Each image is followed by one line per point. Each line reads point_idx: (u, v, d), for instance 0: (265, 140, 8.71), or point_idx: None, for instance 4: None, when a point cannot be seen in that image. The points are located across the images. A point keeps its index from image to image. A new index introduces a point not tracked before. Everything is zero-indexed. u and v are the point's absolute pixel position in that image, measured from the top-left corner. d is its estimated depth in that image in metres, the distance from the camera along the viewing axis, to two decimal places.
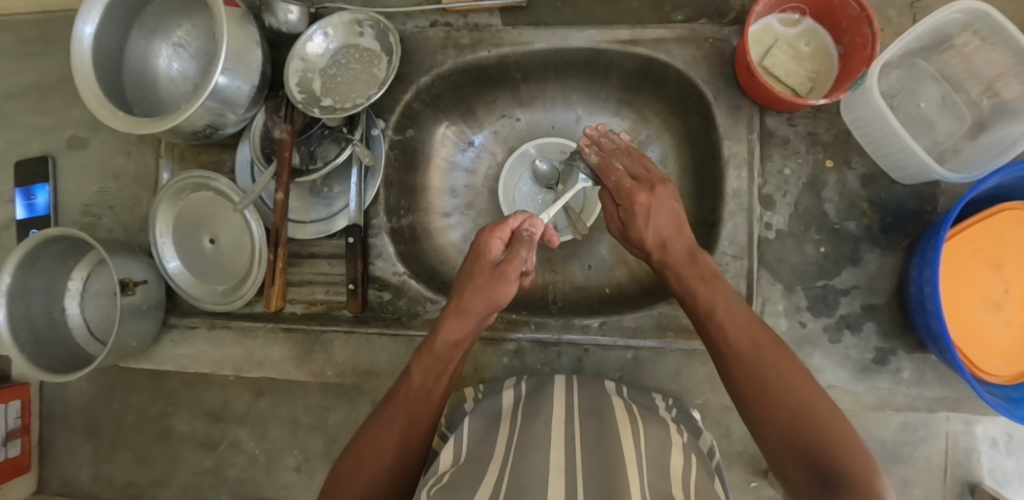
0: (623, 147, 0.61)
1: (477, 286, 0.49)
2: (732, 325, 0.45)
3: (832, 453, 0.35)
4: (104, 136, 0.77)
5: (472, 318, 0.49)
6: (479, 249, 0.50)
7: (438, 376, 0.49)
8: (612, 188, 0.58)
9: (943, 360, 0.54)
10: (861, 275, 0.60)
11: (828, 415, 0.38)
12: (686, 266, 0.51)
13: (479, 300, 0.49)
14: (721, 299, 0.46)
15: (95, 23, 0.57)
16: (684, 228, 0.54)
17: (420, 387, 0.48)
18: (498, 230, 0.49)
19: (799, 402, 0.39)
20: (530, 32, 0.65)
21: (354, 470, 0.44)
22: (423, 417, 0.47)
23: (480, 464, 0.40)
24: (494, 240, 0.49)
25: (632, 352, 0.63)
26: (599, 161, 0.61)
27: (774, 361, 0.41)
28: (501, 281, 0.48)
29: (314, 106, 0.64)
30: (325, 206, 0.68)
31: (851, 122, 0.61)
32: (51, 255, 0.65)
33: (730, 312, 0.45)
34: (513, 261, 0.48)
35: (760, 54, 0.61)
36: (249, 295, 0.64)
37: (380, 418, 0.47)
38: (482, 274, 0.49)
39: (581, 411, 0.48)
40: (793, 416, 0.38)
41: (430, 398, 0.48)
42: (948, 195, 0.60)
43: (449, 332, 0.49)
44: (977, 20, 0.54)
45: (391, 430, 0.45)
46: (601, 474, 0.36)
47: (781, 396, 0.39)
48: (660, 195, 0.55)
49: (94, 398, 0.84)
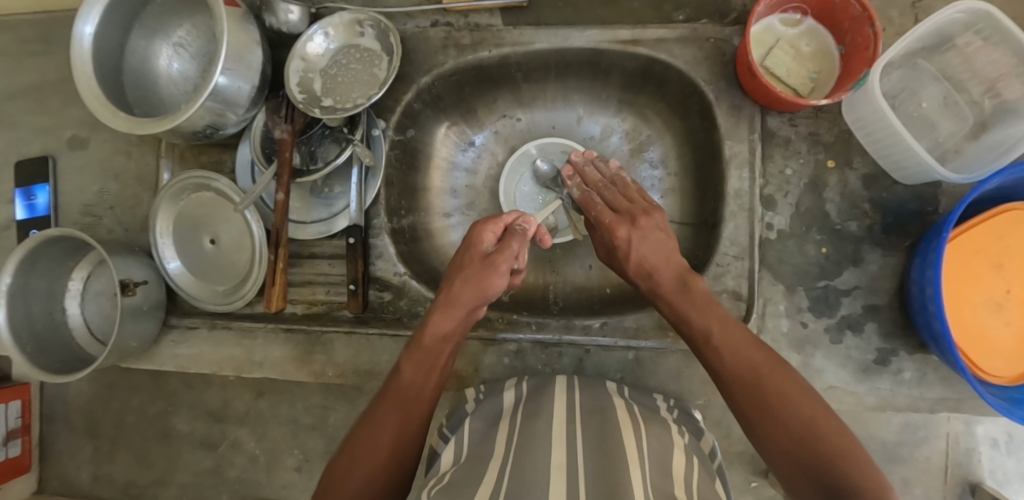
0: (608, 178, 0.63)
1: (467, 277, 0.50)
2: (730, 348, 0.44)
3: (840, 473, 0.34)
4: (104, 136, 0.77)
5: (460, 310, 0.49)
6: (470, 242, 0.52)
7: (428, 370, 0.49)
8: (593, 221, 0.60)
9: (945, 361, 0.54)
10: (862, 276, 0.60)
11: (829, 431, 0.37)
12: (679, 296, 0.49)
13: (470, 291, 0.49)
14: (715, 323, 0.46)
15: (95, 22, 0.57)
16: (673, 256, 0.53)
17: (411, 382, 0.48)
18: (491, 224, 0.52)
19: (803, 423, 0.38)
20: (531, 32, 0.65)
21: (348, 465, 0.43)
22: (417, 412, 0.47)
23: (481, 464, 0.40)
24: (486, 232, 0.52)
25: (634, 353, 0.63)
26: (581, 193, 0.63)
27: (774, 383, 0.41)
28: (491, 271, 0.49)
29: (314, 106, 0.64)
30: (325, 207, 0.68)
31: (853, 122, 0.60)
32: (52, 256, 0.65)
33: (726, 336, 0.44)
34: (504, 252, 0.50)
35: (761, 54, 0.61)
36: (249, 296, 0.64)
37: (375, 414, 0.46)
38: (472, 265, 0.50)
39: (582, 410, 0.48)
40: (798, 440, 0.37)
41: (422, 392, 0.47)
42: (950, 195, 0.60)
43: (438, 324, 0.49)
44: (979, 20, 0.54)
45: (387, 425, 0.45)
46: (603, 473, 0.36)
47: (782, 419, 0.39)
48: (640, 227, 0.55)
49: (95, 397, 0.84)
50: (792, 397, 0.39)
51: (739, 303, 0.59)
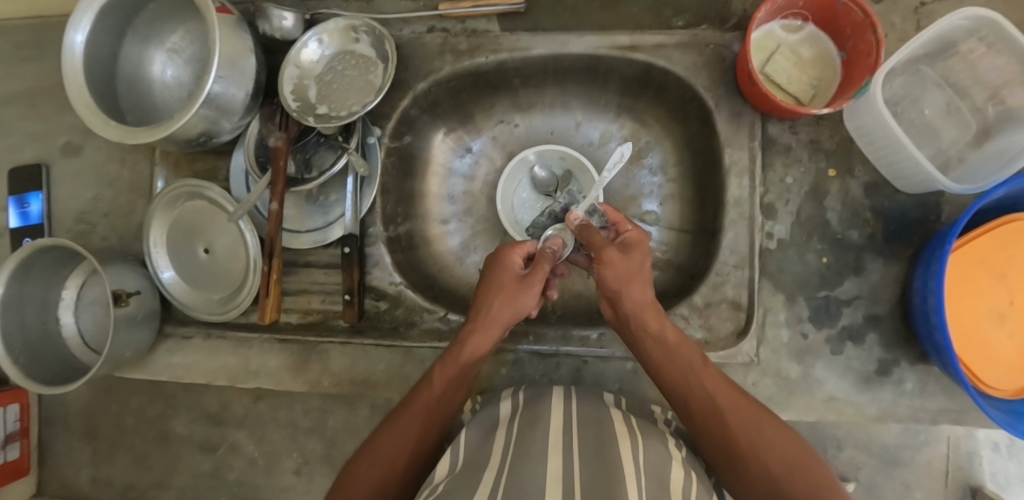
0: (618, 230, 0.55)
1: (504, 297, 0.51)
2: (713, 384, 0.44)
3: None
4: (98, 142, 0.76)
5: (495, 330, 0.50)
6: (502, 263, 0.53)
7: (457, 386, 0.48)
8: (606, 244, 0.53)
9: (947, 372, 0.53)
10: (863, 285, 0.59)
11: (804, 472, 0.38)
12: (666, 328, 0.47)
13: (507, 311, 0.50)
14: (698, 366, 0.45)
15: (86, 31, 0.56)
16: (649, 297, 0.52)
17: (439, 395, 0.47)
18: (520, 248, 0.54)
19: (782, 462, 0.39)
20: (528, 38, 0.64)
21: (363, 472, 0.43)
22: (439, 423, 0.46)
23: (477, 473, 0.39)
24: (514, 256, 0.54)
25: (632, 363, 0.62)
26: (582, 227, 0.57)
27: (751, 420, 0.41)
28: (526, 291, 0.51)
29: (309, 114, 0.63)
30: (321, 215, 0.67)
31: (855, 130, 0.60)
32: (45, 264, 0.64)
33: (708, 375, 0.44)
34: (537, 271, 0.52)
35: (761, 60, 0.61)
36: (244, 305, 0.64)
37: (396, 423, 0.46)
38: (508, 285, 0.51)
39: (579, 421, 0.47)
40: (774, 480, 0.38)
41: (449, 403, 0.47)
42: (953, 204, 0.60)
43: (476, 343, 0.49)
44: (983, 27, 0.53)
45: (409, 434, 0.45)
46: (600, 482, 0.35)
47: (760, 455, 0.39)
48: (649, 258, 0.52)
49: (92, 402, 0.84)
50: (774, 434, 0.40)
51: (738, 313, 0.59)
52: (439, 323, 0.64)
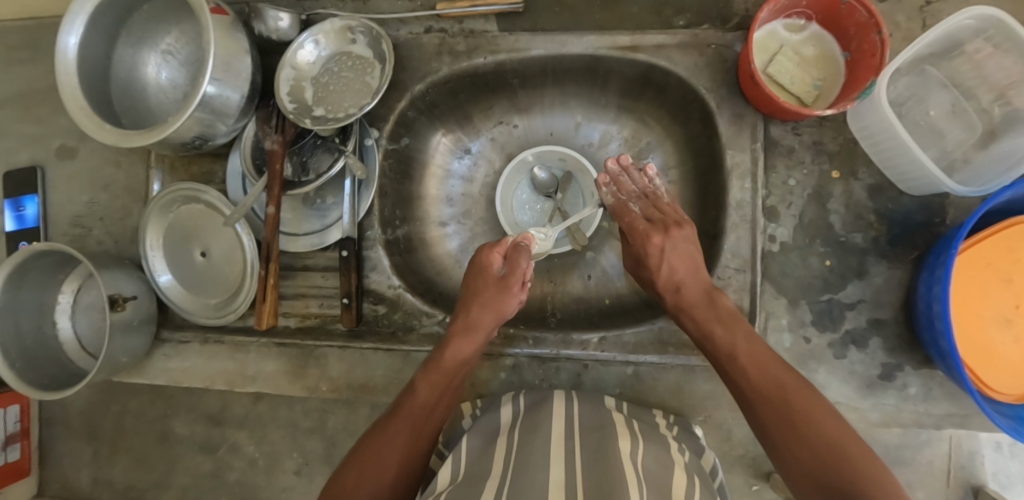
0: (642, 189, 0.60)
1: (483, 301, 0.51)
2: (756, 369, 0.44)
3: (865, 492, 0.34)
4: (93, 144, 0.75)
5: (481, 333, 0.51)
6: (481, 265, 0.53)
7: (443, 393, 0.49)
8: (625, 227, 0.58)
9: (951, 377, 0.53)
10: (867, 288, 0.59)
11: (859, 454, 0.37)
12: (703, 308, 0.50)
13: (488, 315, 0.51)
14: (742, 335, 0.47)
15: (79, 33, 0.56)
16: (700, 269, 0.53)
17: (424, 405, 0.47)
18: (498, 247, 0.53)
19: (829, 443, 0.38)
20: (527, 38, 0.63)
21: (355, 484, 0.42)
22: (426, 431, 0.47)
23: (478, 483, 0.38)
24: (494, 255, 0.53)
25: (633, 368, 0.62)
26: (613, 202, 0.60)
27: (791, 394, 0.42)
28: (506, 293, 0.51)
29: (305, 116, 0.62)
30: (318, 218, 0.67)
31: (859, 131, 0.59)
32: (40, 268, 0.63)
33: (751, 354, 0.46)
34: (515, 272, 0.51)
35: (764, 61, 0.60)
36: (241, 310, 0.63)
37: (384, 432, 0.46)
38: (488, 288, 0.52)
39: (581, 427, 0.46)
40: (824, 457, 0.38)
41: (434, 413, 0.48)
42: (958, 206, 0.59)
43: (458, 348, 0.50)
44: (990, 26, 0.52)
45: (395, 442, 0.45)
46: (601, 491, 0.34)
47: (808, 438, 0.39)
48: (674, 236, 0.54)
49: (91, 404, 0.83)
50: (807, 421, 0.40)
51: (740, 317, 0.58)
52: (437, 328, 0.63)
